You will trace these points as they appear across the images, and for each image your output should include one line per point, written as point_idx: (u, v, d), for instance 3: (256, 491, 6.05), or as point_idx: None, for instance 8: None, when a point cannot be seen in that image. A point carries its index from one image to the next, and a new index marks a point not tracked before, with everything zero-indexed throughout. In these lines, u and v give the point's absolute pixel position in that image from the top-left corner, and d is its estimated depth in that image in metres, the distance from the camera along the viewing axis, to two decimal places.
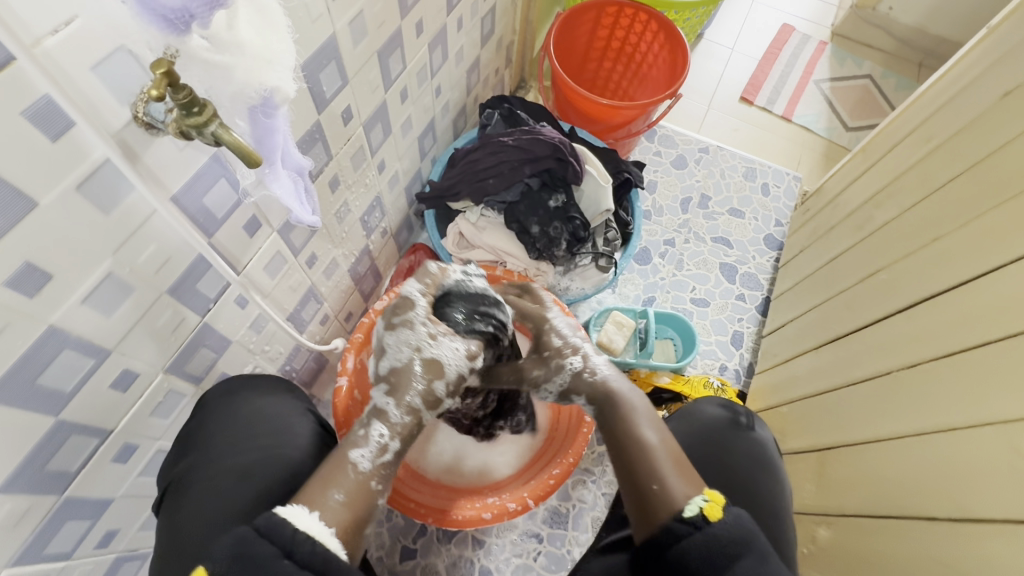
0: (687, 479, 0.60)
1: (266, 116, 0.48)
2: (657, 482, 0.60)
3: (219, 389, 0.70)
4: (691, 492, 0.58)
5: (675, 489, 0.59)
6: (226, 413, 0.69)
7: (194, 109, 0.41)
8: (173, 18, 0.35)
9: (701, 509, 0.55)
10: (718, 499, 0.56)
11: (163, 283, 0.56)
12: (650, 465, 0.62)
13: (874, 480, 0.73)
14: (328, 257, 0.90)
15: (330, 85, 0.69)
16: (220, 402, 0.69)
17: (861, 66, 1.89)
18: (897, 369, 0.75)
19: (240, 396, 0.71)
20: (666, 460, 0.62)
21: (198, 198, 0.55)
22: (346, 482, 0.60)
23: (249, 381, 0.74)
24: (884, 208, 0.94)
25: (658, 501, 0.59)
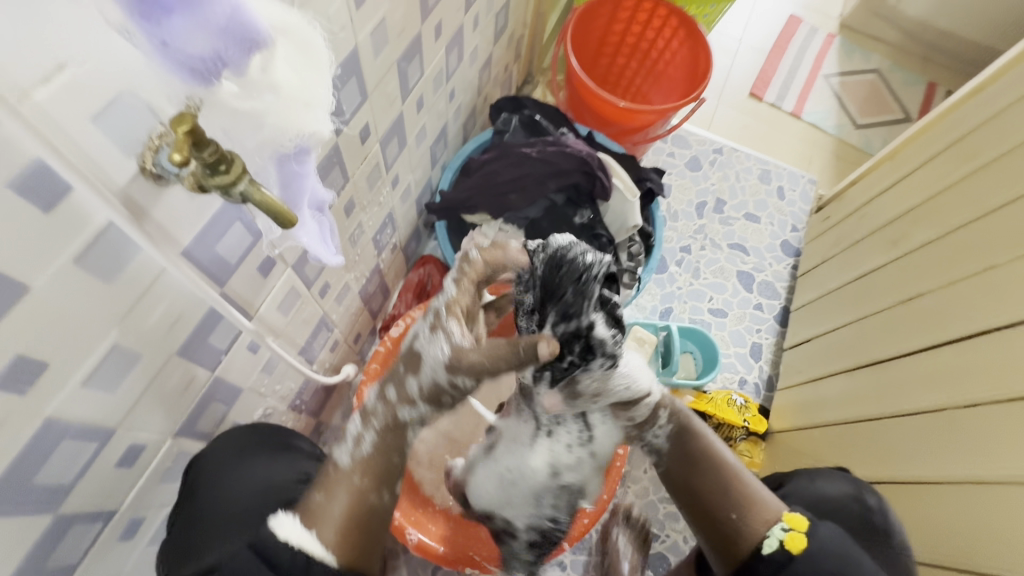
0: (771, 505, 0.66)
1: (298, 161, 0.42)
2: (735, 511, 0.67)
3: (229, 449, 0.62)
4: (772, 517, 0.65)
5: (757, 520, 0.65)
6: (242, 473, 0.61)
7: (219, 167, 0.34)
8: (202, 68, 0.29)
9: (787, 530, 0.63)
10: (800, 527, 0.63)
11: (173, 345, 0.49)
12: (727, 490, 0.69)
13: (925, 520, 0.72)
14: (340, 283, 0.82)
15: (350, 103, 0.61)
16: (233, 461, 0.61)
17: (868, 60, 1.84)
18: (946, 407, 0.73)
19: (254, 454, 0.64)
20: (752, 490, 0.68)
21: (211, 247, 0.48)
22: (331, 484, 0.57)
23: (261, 436, 0.67)
24: (921, 227, 0.92)
25: (737, 532, 0.66)
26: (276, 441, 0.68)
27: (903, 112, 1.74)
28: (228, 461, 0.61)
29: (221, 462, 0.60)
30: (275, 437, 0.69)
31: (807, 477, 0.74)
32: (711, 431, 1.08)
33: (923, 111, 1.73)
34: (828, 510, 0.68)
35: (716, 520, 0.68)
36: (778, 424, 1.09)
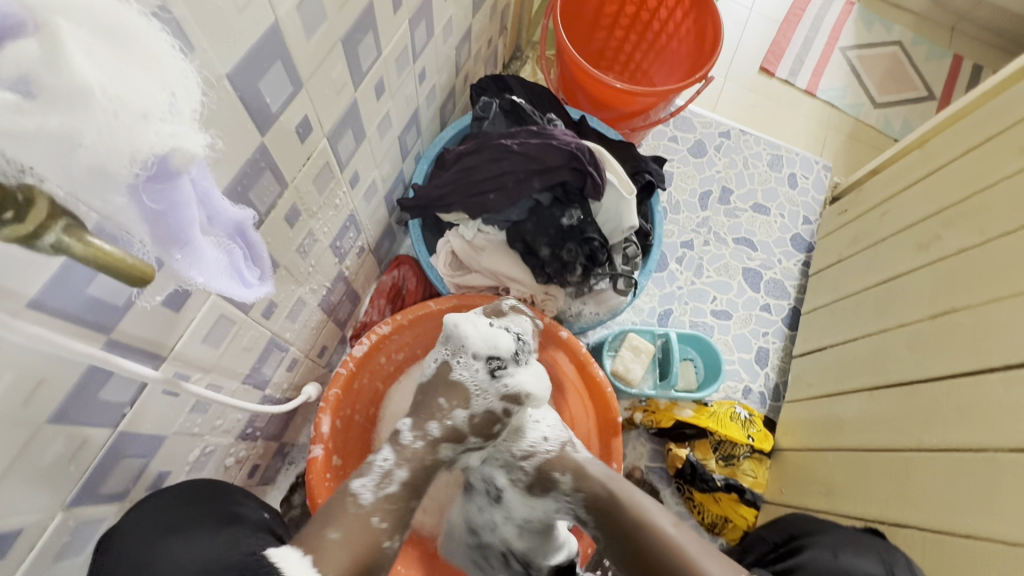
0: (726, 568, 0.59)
1: (162, 189, 0.29)
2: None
3: (157, 522, 0.55)
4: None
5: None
6: (180, 545, 0.55)
7: (4, 214, 0.24)
8: None
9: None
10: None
11: (41, 414, 0.39)
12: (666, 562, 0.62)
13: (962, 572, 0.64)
14: (291, 299, 0.72)
15: (276, 94, 0.49)
16: (161, 537, 0.54)
17: (890, 30, 1.67)
18: (993, 448, 0.65)
19: (194, 526, 0.57)
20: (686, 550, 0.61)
21: (78, 292, 0.37)
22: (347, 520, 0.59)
23: (201, 495, 0.61)
24: (956, 229, 0.85)
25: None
26: (221, 506, 0.61)
27: (926, 88, 1.59)
28: (156, 534, 0.54)
29: (147, 538, 0.54)
30: (217, 498, 0.62)
31: (830, 552, 0.67)
32: (712, 449, 0.99)
33: (947, 88, 1.59)
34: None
35: None
36: (785, 441, 1.02)
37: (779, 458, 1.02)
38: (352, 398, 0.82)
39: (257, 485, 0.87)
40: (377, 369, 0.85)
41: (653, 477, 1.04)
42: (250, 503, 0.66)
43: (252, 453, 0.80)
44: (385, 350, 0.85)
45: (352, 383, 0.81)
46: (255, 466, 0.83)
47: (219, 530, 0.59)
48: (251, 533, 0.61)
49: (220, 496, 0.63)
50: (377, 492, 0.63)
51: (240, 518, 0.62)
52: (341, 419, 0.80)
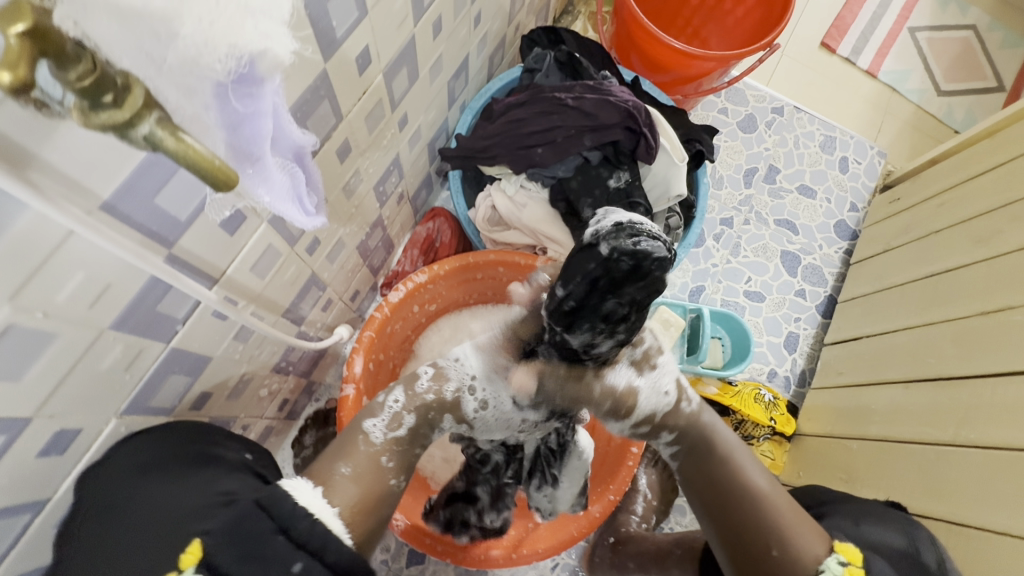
0: (814, 536, 0.57)
1: (247, 94, 0.28)
2: (777, 546, 0.56)
3: (128, 463, 0.49)
4: (820, 550, 0.56)
5: (804, 554, 0.56)
6: (152, 487, 0.49)
7: (104, 97, 0.23)
8: None
9: (843, 562, 0.54)
10: (857, 561, 0.54)
11: (102, 319, 0.39)
12: (762, 519, 0.58)
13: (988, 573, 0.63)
14: (333, 238, 0.72)
15: (342, 18, 0.47)
16: (134, 479, 0.48)
17: (966, 13, 1.56)
18: None
19: (164, 468, 0.51)
20: (786, 511, 0.58)
21: (147, 200, 0.37)
22: (356, 456, 0.56)
23: (179, 437, 0.54)
24: (1020, 224, 0.82)
25: (778, 570, 0.56)
26: (195, 446, 0.54)
27: (996, 78, 1.49)
28: (130, 472, 0.49)
29: (119, 479, 0.48)
30: (196, 439, 0.55)
31: (850, 519, 0.63)
32: (733, 428, 0.99)
33: (1019, 80, 1.49)
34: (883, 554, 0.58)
35: (752, 550, 0.58)
36: (806, 427, 1.01)
37: (799, 442, 1.02)
38: (382, 343, 0.82)
39: (285, 418, 0.89)
40: (409, 317, 0.86)
41: None
42: (231, 445, 0.59)
43: (284, 387, 0.81)
44: (418, 297, 0.85)
45: (383, 328, 0.81)
46: (284, 400, 0.85)
47: (189, 472, 0.52)
48: (227, 475, 0.53)
49: (196, 437, 0.55)
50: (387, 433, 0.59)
51: (214, 460, 0.54)
52: (373, 361, 0.81)
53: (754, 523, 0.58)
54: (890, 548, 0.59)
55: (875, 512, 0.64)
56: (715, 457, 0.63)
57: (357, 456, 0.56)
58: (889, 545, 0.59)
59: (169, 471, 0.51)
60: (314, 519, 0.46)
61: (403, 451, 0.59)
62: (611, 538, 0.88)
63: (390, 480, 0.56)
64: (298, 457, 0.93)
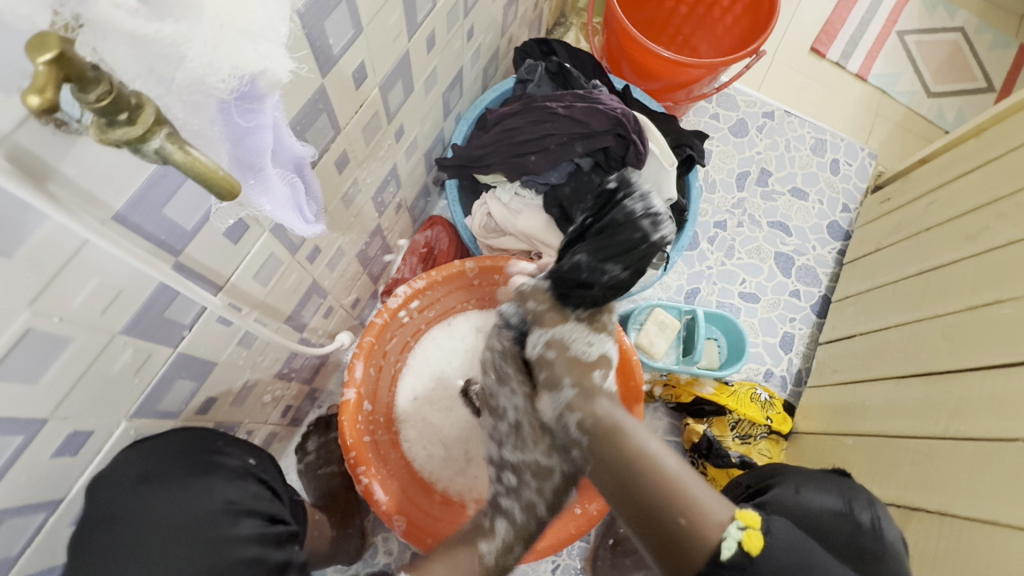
0: (716, 502, 0.58)
1: (248, 110, 0.31)
2: (683, 515, 0.57)
3: (128, 475, 0.50)
4: (721, 514, 0.57)
5: (708, 522, 0.56)
6: (160, 499, 0.51)
7: (120, 115, 0.25)
8: None
9: (743, 529, 0.56)
10: (756, 524, 0.56)
11: (114, 324, 0.42)
12: (666, 494, 0.59)
13: (981, 565, 0.64)
14: (333, 247, 0.74)
15: (338, 37, 0.50)
16: (136, 491, 0.50)
17: (953, 16, 1.59)
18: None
19: (167, 480, 0.52)
20: (688, 482, 0.60)
21: (156, 210, 0.39)
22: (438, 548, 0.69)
23: (183, 446, 0.55)
24: (1006, 221, 0.84)
25: (686, 539, 0.56)
26: (201, 455, 0.56)
27: (985, 79, 1.52)
28: (131, 485, 0.50)
29: (119, 493, 0.50)
30: (199, 446, 0.57)
31: (792, 487, 0.67)
32: (730, 427, 1.00)
33: (1007, 81, 1.51)
34: (823, 523, 0.62)
35: (660, 522, 0.58)
36: (803, 425, 1.03)
37: (796, 440, 1.03)
38: (381, 349, 0.84)
39: (288, 424, 0.91)
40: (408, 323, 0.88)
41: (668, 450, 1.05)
42: (234, 450, 0.60)
43: (286, 393, 0.83)
44: (417, 303, 0.87)
45: (384, 334, 0.84)
46: (287, 406, 0.87)
47: (192, 482, 0.54)
48: (228, 483, 0.56)
49: (202, 445, 0.57)
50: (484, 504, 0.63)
51: (217, 467, 0.56)
52: (373, 366, 0.83)
53: (660, 497, 0.59)
54: (828, 511, 0.64)
55: (819, 480, 0.68)
56: (617, 439, 0.65)
57: None
58: (826, 508, 0.64)
59: (171, 484, 0.52)
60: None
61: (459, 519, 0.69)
62: (610, 539, 0.90)
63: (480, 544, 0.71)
64: (301, 463, 0.94)
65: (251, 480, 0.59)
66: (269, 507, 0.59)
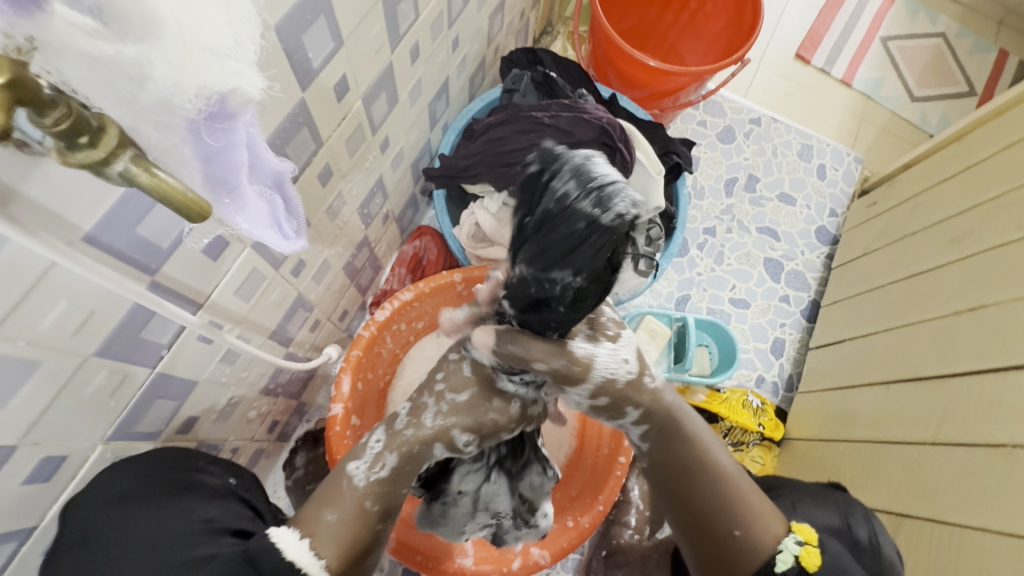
0: (772, 517, 0.58)
1: (219, 129, 0.30)
2: (739, 527, 0.57)
3: (107, 496, 0.49)
4: (778, 531, 0.57)
5: (764, 532, 0.57)
6: (139, 519, 0.49)
7: (80, 139, 0.25)
8: None
9: (801, 542, 0.56)
10: (813, 541, 0.56)
11: (87, 347, 0.41)
12: (726, 503, 0.58)
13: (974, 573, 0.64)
14: (318, 260, 0.73)
15: (318, 50, 0.49)
16: (114, 510, 0.48)
17: (935, 22, 1.61)
18: (1014, 445, 0.65)
19: (146, 498, 0.51)
20: (746, 491, 0.58)
21: (128, 230, 0.38)
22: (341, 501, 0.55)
23: (163, 463, 0.54)
24: (992, 225, 0.84)
25: (740, 547, 0.57)
26: (181, 474, 0.54)
27: (967, 84, 1.54)
28: (112, 503, 0.48)
29: (96, 512, 0.48)
30: (181, 464, 0.55)
31: (789, 503, 0.63)
32: (723, 434, 1.00)
33: (989, 85, 1.53)
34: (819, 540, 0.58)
35: (713, 531, 0.58)
36: (795, 431, 1.02)
37: (789, 447, 1.03)
38: (369, 362, 0.83)
39: (275, 440, 0.89)
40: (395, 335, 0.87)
41: None
42: (214, 469, 0.59)
43: (273, 409, 0.81)
44: (405, 315, 0.86)
45: (371, 347, 0.83)
46: (274, 422, 0.85)
47: (171, 500, 0.52)
48: (207, 503, 0.54)
49: (180, 463, 0.55)
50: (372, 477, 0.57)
51: (198, 486, 0.55)
52: (361, 380, 0.82)
53: (719, 506, 0.58)
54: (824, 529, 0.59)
55: (814, 494, 0.64)
56: (678, 443, 0.60)
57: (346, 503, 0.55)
58: (822, 526, 0.59)
59: (151, 502, 0.51)
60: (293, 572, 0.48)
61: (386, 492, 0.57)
62: (603, 551, 0.88)
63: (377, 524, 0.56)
64: (290, 479, 0.93)
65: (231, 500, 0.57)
66: (250, 524, 0.56)
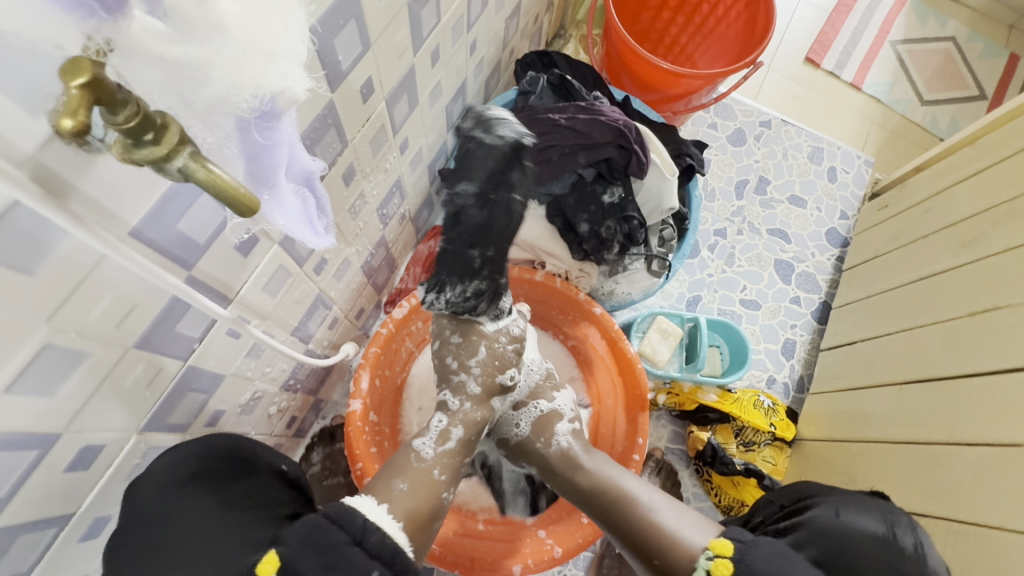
0: (693, 534, 0.63)
1: (266, 128, 0.31)
2: (657, 556, 0.64)
3: (169, 477, 0.53)
4: (697, 546, 0.62)
5: (677, 559, 0.62)
6: (195, 501, 0.53)
7: (145, 136, 0.26)
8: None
9: (713, 556, 0.59)
10: (727, 552, 0.58)
11: (128, 338, 0.42)
12: (639, 533, 0.66)
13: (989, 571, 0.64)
14: (339, 258, 0.75)
15: (348, 53, 0.50)
16: (179, 489, 0.53)
17: (944, 26, 1.62)
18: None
19: (207, 481, 0.55)
20: (659, 520, 0.66)
21: (170, 225, 0.40)
22: (410, 473, 0.64)
23: (219, 451, 0.57)
24: (1002, 227, 0.85)
25: (663, 575, 0.63)
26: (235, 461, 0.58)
27: (977, 87, 1.54)
28: (174, 484, 0.52)
29: (164, 494, 0.52)
30: (233, 454, 0.59)
31: (830, 509, 0.63)
32: (734, 434, 1.01)
33: (999, 89, 1.53)
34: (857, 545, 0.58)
35: (642, 562, 0.66)
36: (807, 431, 1.03)
37: (800, 447, 1.03)
38: (386, 360, 0.85)
39: (292, 436, 0.91)
40: (411, 334, 0.88)
41: (673, 458, 1.05)
42: (269, 454, 0.63)
43: (292, 404, 0.83)
44: (421, 314, 0.88)
45: (389, 344, 0.84)
46: (292, 418, 0.87)
47: (230, 485, 0.57)
48: (263, 487, 0.58)
49: (238, 451, 0.59)
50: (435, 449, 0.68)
51: (252, 471, 0.60)
52: (379, 377, 0.84)
53: (635, 537, 0.66)
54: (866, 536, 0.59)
55: (857, 501, 0.63)
56: (587, 486, 0.73)
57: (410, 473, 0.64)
58: (868, 535, 0.59)
59: (212, 484, 0.55)
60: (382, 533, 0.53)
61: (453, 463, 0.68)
62: (618, 547, 0.89)
63: (441, 493, 0.65)
64: (306, 474, 0.94)
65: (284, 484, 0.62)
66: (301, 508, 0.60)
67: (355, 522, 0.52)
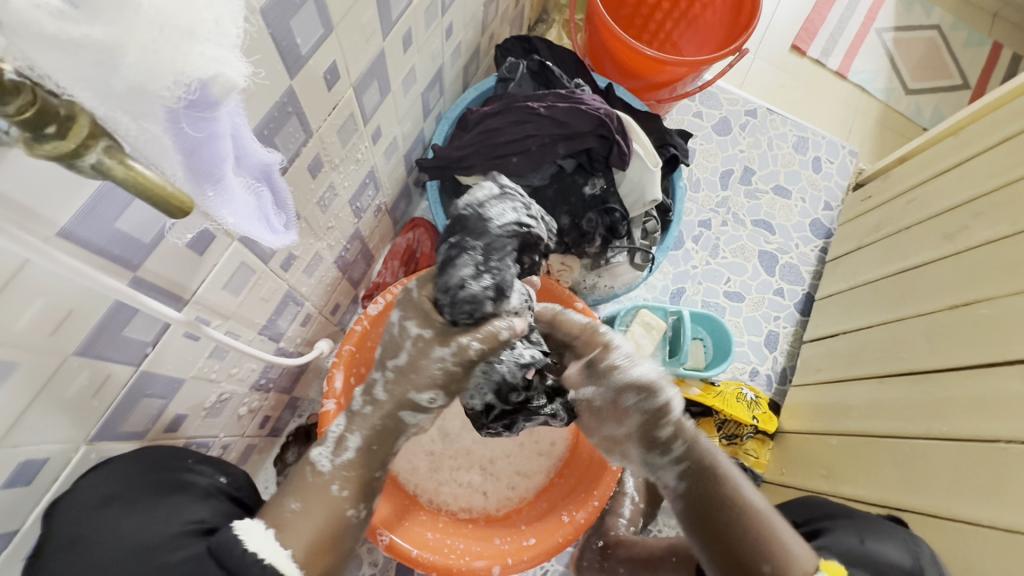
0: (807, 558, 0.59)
1: (201, 119, 0.28)
2: (769, 563, 0.58)
3: (94, 496, 0.48)
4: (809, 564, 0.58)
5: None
6: (124, 521, 0.49)
7: (47, 129, 0.23)
8: None
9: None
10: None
11: (64, 347, 0.39)
12: (755, 538, 0.59)
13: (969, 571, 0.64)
14: (309, 253, 0.71)
15: (306, 35, 0.47)
16: (100, 512, 0.48)
17: (930, 13, 1.60)
18: (1005, 438, 0.66)
19: (133, 500, 0.50)
20: (785, 537, 0.59)
21: (106, 224, 0.36)
22: (307, 490, 0.58)
23: (156, 464, 0.54)
24: (984, 220, 0.84)
25: None
26: (170, 473, 0.54)
27: (961, 77, 1.53)
28: (97, 506, 0.48)
29: (83, 514, 0.47)
30: (172, 463, 0.55)
31: (855, 535, 0.65)
32: (717, 427, 1.01)
33: (982, 78, 1.53)
34: (883, 573, 0.60)
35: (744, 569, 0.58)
36: (789, 424, 1.03)
37: (782, 440, 1.03)
38: (359, 358, 0.82)
39: (267, 435, 0.88)
40: (388, 330, 0.85)
41: None
42: (204, 468, 0.59)
43: (263, 404, 0.80)
44: None
45: (364, 341, 0.81)
46: (266, 417, 0.84)
47: (158, 502, 0.52)
48: (198, 502, 0.54)
49: (163, 466, 0.54)
50: (333, 460, 0.60)
51: (189, 486, 0.55)
52: (354, 375, 0.81)
53: (749, 540, 0.59)
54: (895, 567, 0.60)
55: (877, 528, 0.66)
56: (710, 481, 0.63)
57: (306, 490, 0.59)
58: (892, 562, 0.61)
59: (139, 502, 0.50)
60: (263, 566, 0.52)
61: (355, 477, 0.60)
62: (600, 541, 0.89)
63: (346, 511, 0.59)
64: (281, 475, 0.92)
65: (220, 497, 0.58)
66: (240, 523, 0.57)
67: (233, 555, 0.51)
